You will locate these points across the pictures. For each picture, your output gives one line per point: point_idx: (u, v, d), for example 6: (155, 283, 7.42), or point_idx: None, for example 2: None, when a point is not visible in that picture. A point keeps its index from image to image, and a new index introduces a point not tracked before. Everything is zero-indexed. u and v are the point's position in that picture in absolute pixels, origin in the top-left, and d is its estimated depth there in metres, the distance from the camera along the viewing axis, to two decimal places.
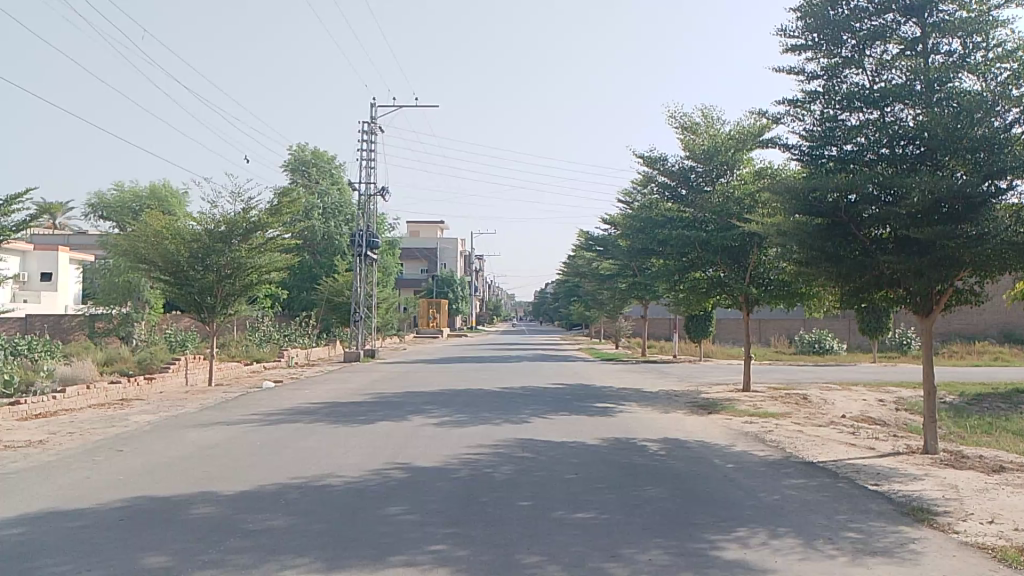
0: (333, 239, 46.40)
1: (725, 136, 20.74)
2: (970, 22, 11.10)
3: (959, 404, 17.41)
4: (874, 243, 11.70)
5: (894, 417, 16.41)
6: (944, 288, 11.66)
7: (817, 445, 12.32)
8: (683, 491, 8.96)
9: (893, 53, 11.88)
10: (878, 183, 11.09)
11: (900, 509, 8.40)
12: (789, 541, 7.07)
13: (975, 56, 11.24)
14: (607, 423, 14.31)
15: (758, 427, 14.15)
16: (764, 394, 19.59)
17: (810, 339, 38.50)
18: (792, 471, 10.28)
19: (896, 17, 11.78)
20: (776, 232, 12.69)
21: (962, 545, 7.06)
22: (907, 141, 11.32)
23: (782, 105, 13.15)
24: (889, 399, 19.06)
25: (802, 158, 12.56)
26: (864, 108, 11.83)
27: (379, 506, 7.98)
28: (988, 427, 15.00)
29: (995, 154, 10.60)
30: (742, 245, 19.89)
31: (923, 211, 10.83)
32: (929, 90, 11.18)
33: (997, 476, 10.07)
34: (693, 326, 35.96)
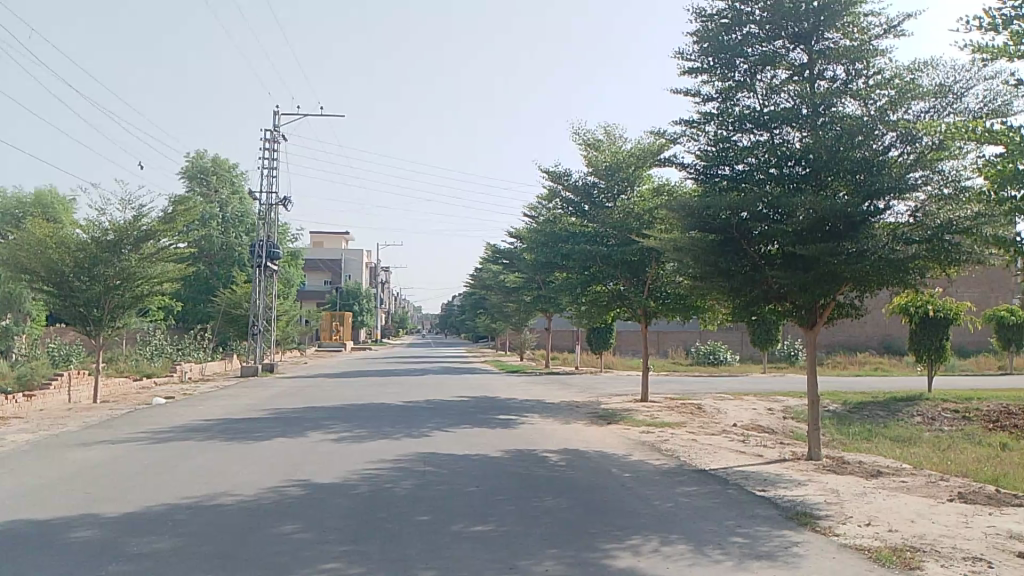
0: (232, 250, 44.98)
1: (626, 153, 21.25)
2: (853, 50, 11.85)
3: (841, 412, 18.35)
4: (763, 259, 12.27)
5: (781, 426, 17.15)
6: (827, 302, 12.31)
7: (709, 453, 12.75)
8: (581, 501, 9.11)
9: (782, 77, 12.50)
10: (766, 202, 11.61)
11: (784, 514, 8.79)
12: (681, 547, 7.29)
13: (857, 82, 11.98)
14: (510, 435, 14.41)
15: (654, 437, 14.54)
16: (662, 404, 20.15)
17: (704, 351, 39.91)
18: (685, 479, 10.61)
19: (784, 44, 12.41)
20: (671, 247, 13.10)
21: (841, 547, 7.44)
22: (794, 162, 11.91)
23: (679, 126, 13.62)
24: (777, 408, 19.91)
25: (697, 176, 13.07)
26: (754, 130, 12.39)
27: (273, 525, 7.78)
28: (868, 434, 15.84)
29: (874, 175, 11.35)
30: (642, 260, 20.41)
31: (808, 229, 11.45)
32: (814, 114, 11.83)
33: (874, 481, 10.65)
34: (595, 338, 36.58)
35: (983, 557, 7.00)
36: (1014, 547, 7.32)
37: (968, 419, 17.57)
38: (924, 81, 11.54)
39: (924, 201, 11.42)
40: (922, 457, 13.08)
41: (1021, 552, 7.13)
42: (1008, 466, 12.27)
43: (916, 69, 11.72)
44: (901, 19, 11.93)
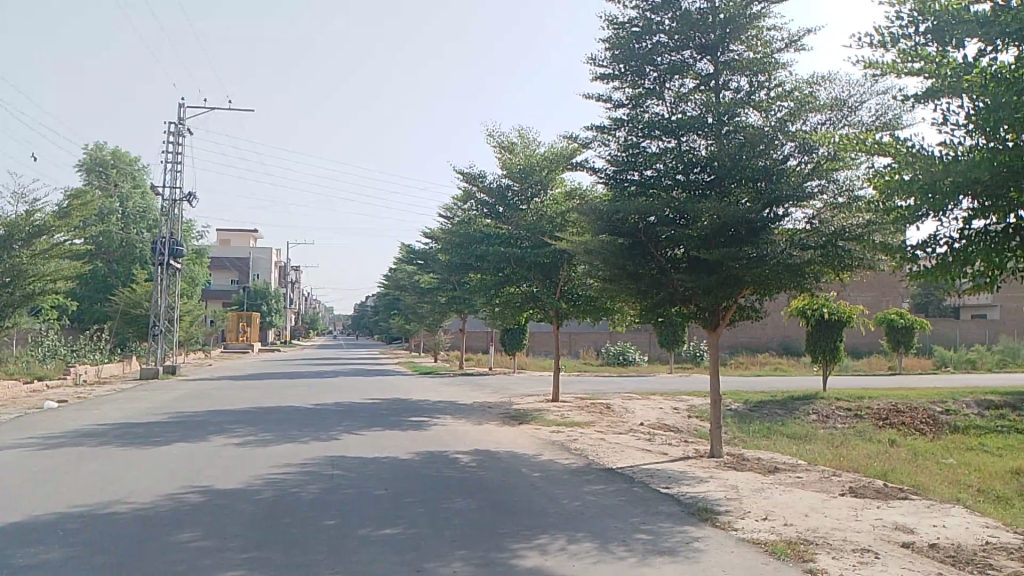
0: (133, 247, 43.17)
1: (539, 156, 21.45)
2: (756, 63, 12.35)
3: (742, 410, 19.05)
4: (670, 263, 12.63)
5: (686, 424, 17.68)
6: (729, 304, 12.77)
7: (616, 452, 13.02)
8: (490, 502, 9.16)
9: (689, 86, 12.88)
10: (673, 207, 11.96)
11: (687, 510, 9.07)
12: (587, 545, 7.43)
13: (759, 93, 12.46)
14: (420, 436, 14.36)
15: (564, 436, 14.75)
16: (572, 404, 20.46)
17: (614, 352, 40.72)
18: (593, 478, 10.81)
19: (692, 54, 12.79)
20: (581, 250, 13.33)
21: (739, 541, 7.73)
22: (699, 169, 12.31)
23: (590, 130, 13.86)
24: (682, 407, 20.51)
25: (607, 181, 13.33)
26: (662, 137, 12.70)
27: (171, 533, 7.52)
28: (767, 432, 16.47)
29: (774, 183, 11.85)
30: (554, 262, 20.63)
31: (711, 234, 11.82)
32: (719, 123, 12.25)
33: (771, 477, 11.11)
34: (508, 339, 36.78)
35: (869, 548, 7.38)
36: (898, 538, 7.76)
37: (859, 417, 18.50)
38: (821, 94, 12.11)
39: (820, 209, 11.96)
40: (816, 453, 13.70)
41: (904, 542, 7.57)
42: (893, 461, 12.98)
43: (814, 83, 12.27)
44: (801, 34, 12.48)
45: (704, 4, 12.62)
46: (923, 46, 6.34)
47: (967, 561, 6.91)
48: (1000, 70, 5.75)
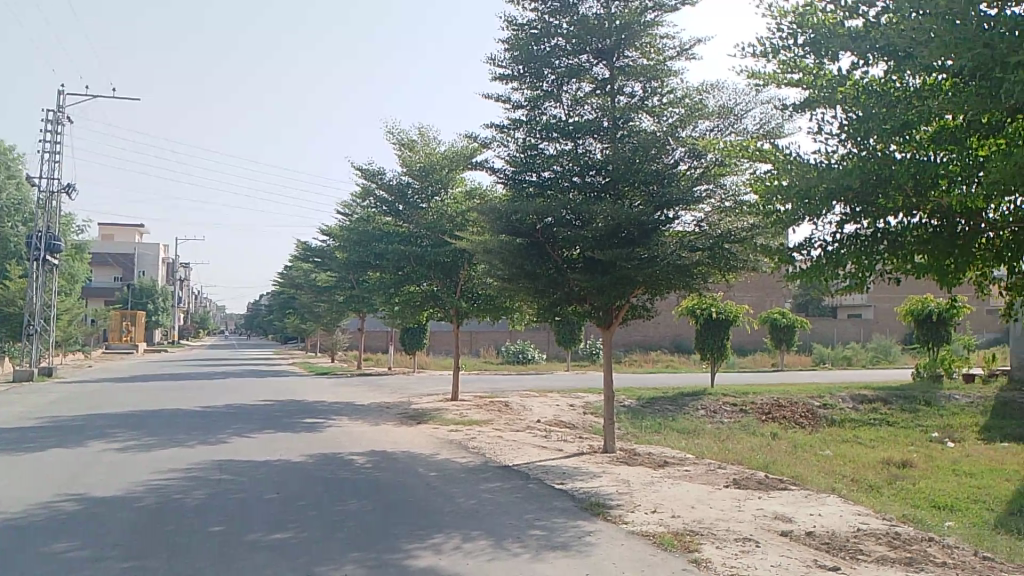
0: (5, 241, 40.45)
1: (440, 154, 21.39)
2: (649, 69, 12.70)
3: (635, 406, 19.58)
4: (566, 263, 12.84)
5: (582, 421, 18.03)
6: (622, 304, 13.10)
7: (513, 449, 13.15)
8: (385, 503, 9.09)
9: (586, 90, 13.12)
10: (569, 208, 12.18)
11: (580, 505, 9.26)
12: (481, 542, 7.48)
13: (652, 99, 12.83)
14: (315, 438, 14.08)
15: (461, 435, 14.77)
16: (471, 403, 20.52)
17: (514, 350, 41.07)
18: (489, 476, 10.88)
19: (589, 58, 13.04)
20: (480, 249, 13.38)
21: (629, 534, 7.95)
22: (594, 171, 12.58)
23: (490, 130, 13.92)
24: (579, 404, 20.89)
25: (506, 181, 13.43)
26: (559, 139, 12.88)
27: (43, 544, 7.11)
28: (659, 427, 16.97)
29: (665, 187, 12.24)
30: (454, 261, 20.60)
31: (605, 234, 12.10)
32: (614, 127, 12.55)
33: (661, 471, 11.48)
34: (407, 338, 36.50)
35: (751, 536, 7.74)
36: (777, 526, 8.16)
37: (745, 411, 19.32)
38: (710, 102, 12.55)
39: (708, 213, 12.42)
40: (704, 447, 14.22)
41: (783, 530, 7.96)
42: (775, 454, 13.63)
43: (704, 91, 12.70)
44: (692, 43, 12.92)
45: (600, 10, 12.90)
46: (801, 58, 6.51)
47: (839, 547, 7.34)
48: (871, 84, 5.93)
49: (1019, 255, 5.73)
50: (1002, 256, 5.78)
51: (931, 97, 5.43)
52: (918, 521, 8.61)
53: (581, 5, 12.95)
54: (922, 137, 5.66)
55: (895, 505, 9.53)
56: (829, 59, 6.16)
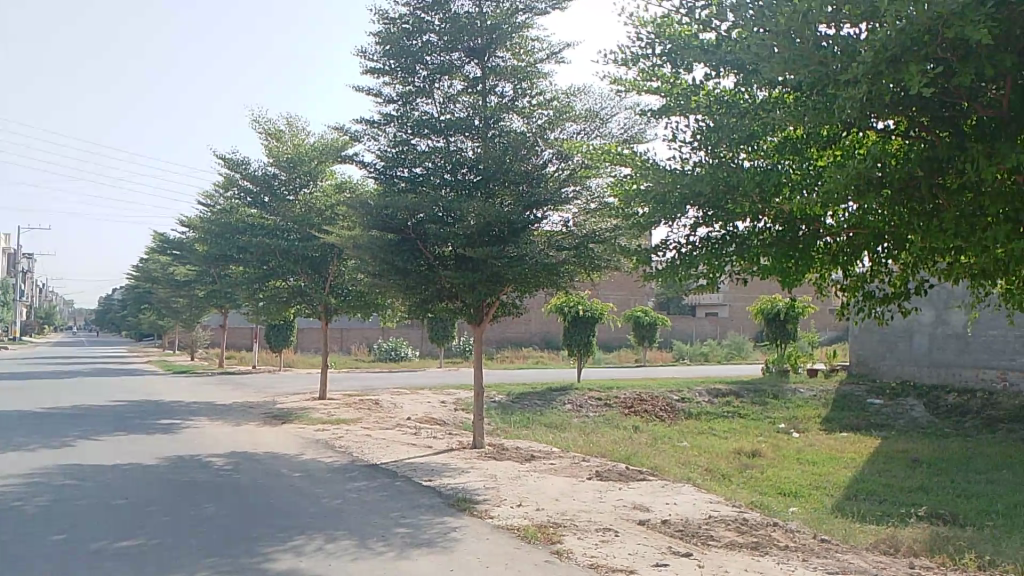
0: None
1: (308, 146, 20.85)
2: (520, 70, 12.91)
3: (505, 402, 19.83)
4: (437, 260, 12.83)
5: (452, 417, 18.08)
6: (492, 301, 13.23)
7: (381, 447, 13.02)
8: (245, 505, 8.79)
9: (457, 88, 13.16)
10: (440, 205, 12.19)
11: (447, 502, 9.29)
12: (344, 543, 7.37)
13: (522, 100, 13.03)
14: (171, 440, 13.41)
15: (328, 434, 14.48)
16: (339, 401, 20.15)
17: (386, 347, 40.63)
18: (356, 475, 10.73)
19: (460, 56, 13.08)
20: (350, 244, 13.16)
21: (494, 529, 8.05)
22: (466, 169, 12.65)
23: (360, 124, 13.71)
24: (449, 400, 20.94)
25: (376, 175, 13.27)
26: (431, 135, 12.87)
27: None
28: (527, 422, 17.26)
29: (535, 187, 12.49)
30: (322, 255, 20.15)
31: (476, 232, 12.21)
32: (484, 126, 12.67)
33: (528, 465, 11.71)
34: (273, 335, 35.34)
35: (611, 527, 8.02)
36: (636, 516, 8.50)
37: (609, 405, 19.95)
38: (577, 105, 12.86)
39: (575, 214, 12.76)
40: (570, 440, 14.59)
41: (641, 520, 8.29)
42: (637, 446, 14.15)
43: (572, 94, 13.01)
44: (560, 47, 13.21)
45: (472, 9, 12.97)
46: (659, 66, 6.77)
47: (692, 534, 7.73)
48: (722, 95, 6.25)
49: (854, 259, 5.97)
50: (837, 261, 5.99)
51: (774, 109, 5.75)
52: (764, 508, 9.19)
53: (453, 3, 12.96)
54: (768, 147, 6.03)
55: (745, 493, 10.13)
56: (685, 69, 6.45)
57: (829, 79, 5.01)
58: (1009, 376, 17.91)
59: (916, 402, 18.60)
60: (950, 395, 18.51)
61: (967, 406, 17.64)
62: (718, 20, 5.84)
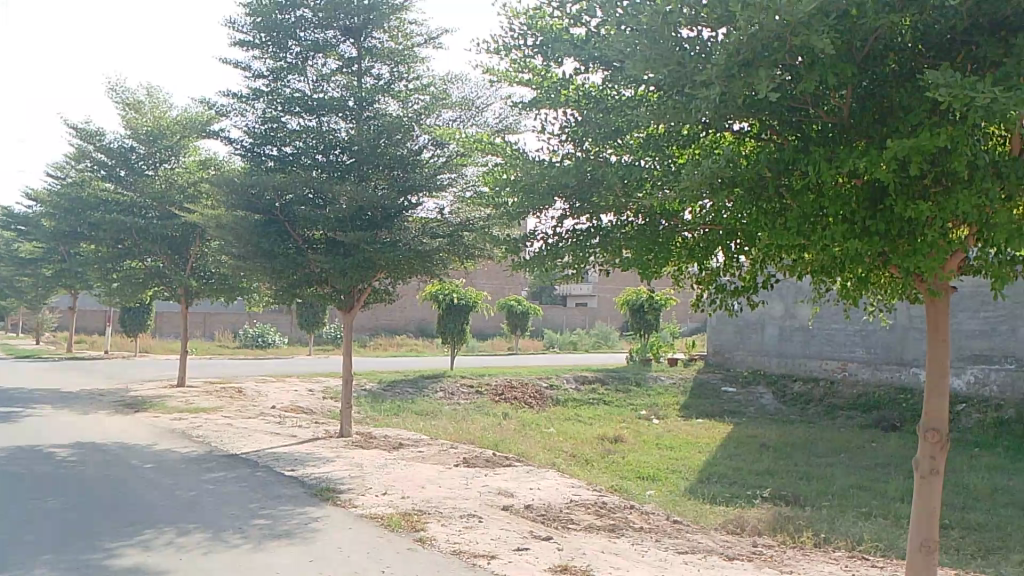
0: None
1: (170, 119, 19.71)
2: (396, 53, 12.71)
3: (375, 389, 19.58)
4: (306, 243, 12.46)
5: (319, 406, 17.67)
6: (364, 287, 12.97)
7: (242, 436, 12.56)
8: (89, 499, 8.26)
9: (331, 66, 12.81)
10: (310, 186, 11.87)
11: (309, 492, 9.08)
12: (197, 536, 7.07)
13: (398, 83, 12.84)
14: (7, 429, 12.40)
15: (186, 423, 13.82)
16: (200, 388, 19.27)
17: (252, 333, 39.23)
18: (214, 465, 10.30)
19: (335, 34, 12.73)
20: (213, 223, 12.57)
21: (357, 518, 7.94)
22: (338, 151, 12.37)
23: (227, 97, 13.12)
24: (317, 388, 20.47)
25: (243, 152, 12.75)
26: (303, 114, 12.49)
27: None
28: (397, 410, 17.12)
29: (409, 172, 12.36)
30: (183, 235, 19.16)
31: (348, 215, 12.01)
32: (359, 107, 12.41)
33: (395, 453, 11.62)
34: (129, 319, 33.33)
35: (475, 513, 8.07)
36: (500, 502, 8.61)
37: (479, 393, 20.07)
38: (453, 93, 12.79)
39: (450, 201, 12.70)
40: (439, 428, 14.59)
41: (504, 505, 8.41)
42: (505, 433, 14.33)
43: (448, 81, 12.93)
44: (438, 34, 13.12)
45: None
46: (530, 57, 6.80)
47: (553, 518, 7.91)
48: (591, 90, 6.36)
49: (710, 254, 6.12)
50: (695, 255, 6.16)
51: (638, 106, 5.87)
52: (624, 491, 9.53)
53: None
54: (633, 143, 6.15)
55: (606, 477, 10.46)
56: (556, 62, 6.51)
57: (686, 78, 5.00)
58: (848, 367, 19.25)
59: (766, 390, 19.81)
60: (797, 383, 19.80)
61: (811, 394, 18.94)
62: (588, 15, 5.92)
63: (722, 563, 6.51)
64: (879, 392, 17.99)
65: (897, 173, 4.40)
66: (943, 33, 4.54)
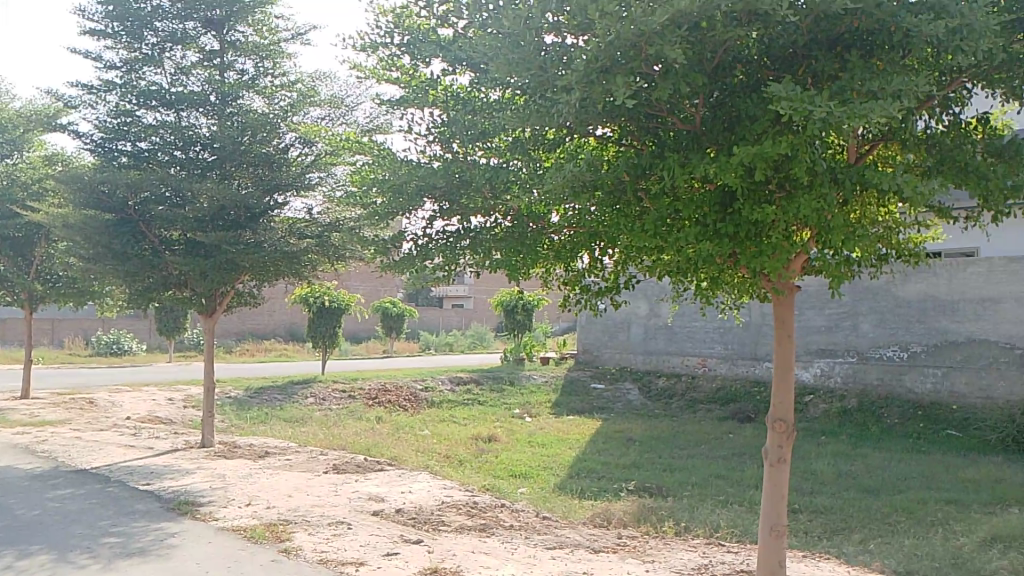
0: None
1: (12, 111, 18.22)
2: (262, 48, 12.27)
3: (241, 397, 18.83)
4: (163, 244, 11.85)
5: (180, 416, 16.82)
6: (226, 290, 12.43)
7: (92, 450, 11.77)
8: None
9: (191, 59, 12.22)
10: (168, 184, 11.28)
11: (166, 506, 8.62)
12: (39, 558, 6.56)
13: (264, 79, 12.41)
14: None
15: (28, 438, 12.81)
16: (45, 401, 17.92)
17: (106, 340, 36.92)
18: (60, 482, 9.60)
19: (196, 26, 12.14)
20: (59, 222, 11.72)
21: (219, 531, 7.61)
22: (199, 148, 11.82)
23: (75, 88, 12.25)
24: (178, 397, 19.48)
25: (93, 147, 11.93)
26: (160, 108, 11.86)
27: None
28: (264, 418, 16.54)
29: (275, 171, 11.97)
30: (26, 236, 17.75)
31: (209, 215, 11.51)
32: (221, 103, 11.91)
33: (261, 462, 11.22)
34: None
35: (344, 520, 7.91)
36: (371, 507, 8.47)
37: (351, 397, 19.69)
38: (321, 90, 12.49)
39: (318, 202, 12.40)
40: (308, 435, 14.20)
41: (375, 510, 8.29)
42: (377, 437, 14.12)
43: (316, 78, 12.60)
44: (305, 30, 12.77)
45: None
46: (398, 56, 6.69)
47: (424, 520, 7.86)
48: (459, 91, 6.32)
49: (576, 255, 6.24)
50: (562, 256, 6.24)
51: (505, 109, 5.91)
52: (496, 490, 9.60)
53: None
54: (501, 145, 6.16)
55: (478, 477, 10.50)
56: (423, 62, 6.44)
57: (548, 82, 5.07)
58: (707, 362, 20.18)
59: (633, 386, 20.50)
60: (661, 379, 20.59)
61: (674, 389, 19.75)
62: (454, 16, 5.90)
63: (589, 556, 6.67)
64: (736, 386, 18.99)
65: (744, 178, 4.63)
66: (785, 47, 4.80)
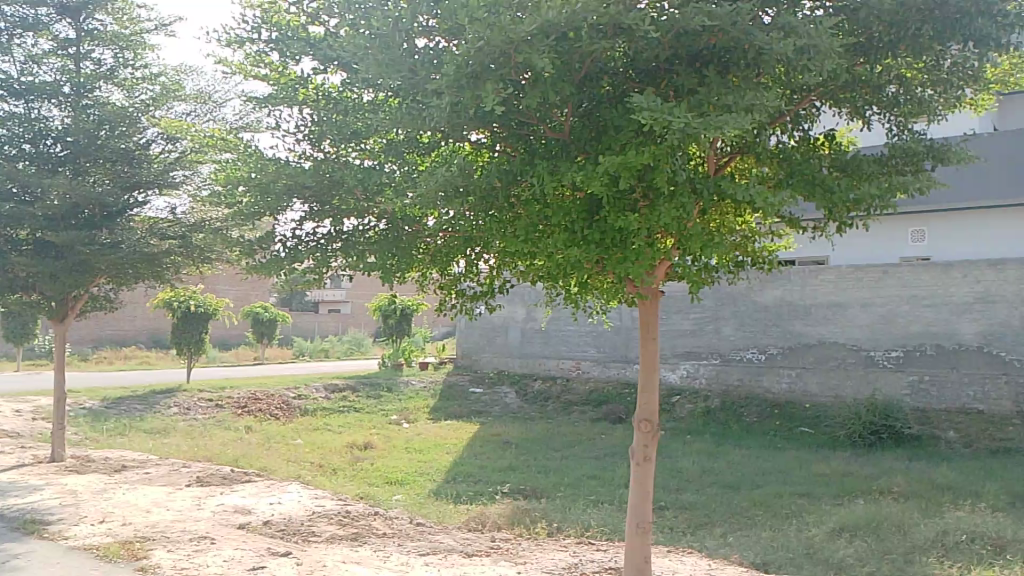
0: None
1: None
2: (121, 38, 11.57)
3: (97, 407, 17.67)
4: (8, 244, 11.00)
5: (26, 429, 15.60)
6: (80, 294, 11.63)
7: None
8: None
9: (42, 47, 11.39)
10: (14, 179, 10.47)
11: (8, 526, 7.97)
12: None
13: (124, 70, 11.73)
14: None
15: None
16: None
17: None
18: None
19: (48, 12, 11.31)
20: None
21: (68, 551, 7.11)
22: (51, 141, 11.04)
23: None
24: (26, 408, 18.06)
25: None
26: (6, 98, 10.98)
27: None
28: (122, 429, 15.59)
29: (135, 168, 11.34)
30: None
31: (61, 214, 10.77)
32: (75, 94, 11.16)
33: (119, 476, 10.57)
34: None
35: (208, 534, 7.56)
36: (238, 520, 8.15)
37: (220, 406, 18.86)
38: (187, 85, 11.96)
39: (183, 201, 11.85)
40: (171, 446, 13.49)
41: (242, 523, 7.98)
42: (246, 447, 13.59)
43: (181, 72, 12.04)
44: (169, 21, 12.18)
45: None
46: (266, 53, 6.48)
47: (294, 532, 7.63)
48: (331, 91, 6.17)
49: (450, 260, 6.23)
50: (438, 260, 6.20)
51: (377, 110, 5.84)
52: (370, 498, 9.45)
53: None
54: (374, 148, 6.08)
55: (352, 485, 10.31)
56: (292, 60, 6.25)
57: (419, 85, 5.06)
58: (581, 365, 20.64)
59: (510, 390, 20.68)
60: (537, 382, 20.88)
61: (550, 392, 20.07)
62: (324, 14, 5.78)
63: (462, 560, 6.67)
64: (609, 388, 19.51)
65: (610, 186, 4.76)
66: (648, 60, 4.97)
